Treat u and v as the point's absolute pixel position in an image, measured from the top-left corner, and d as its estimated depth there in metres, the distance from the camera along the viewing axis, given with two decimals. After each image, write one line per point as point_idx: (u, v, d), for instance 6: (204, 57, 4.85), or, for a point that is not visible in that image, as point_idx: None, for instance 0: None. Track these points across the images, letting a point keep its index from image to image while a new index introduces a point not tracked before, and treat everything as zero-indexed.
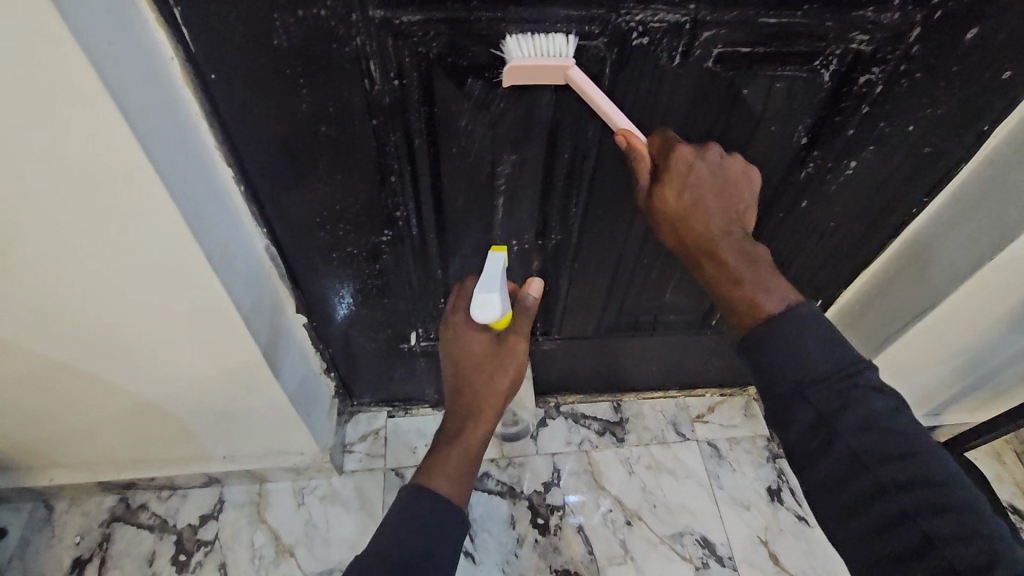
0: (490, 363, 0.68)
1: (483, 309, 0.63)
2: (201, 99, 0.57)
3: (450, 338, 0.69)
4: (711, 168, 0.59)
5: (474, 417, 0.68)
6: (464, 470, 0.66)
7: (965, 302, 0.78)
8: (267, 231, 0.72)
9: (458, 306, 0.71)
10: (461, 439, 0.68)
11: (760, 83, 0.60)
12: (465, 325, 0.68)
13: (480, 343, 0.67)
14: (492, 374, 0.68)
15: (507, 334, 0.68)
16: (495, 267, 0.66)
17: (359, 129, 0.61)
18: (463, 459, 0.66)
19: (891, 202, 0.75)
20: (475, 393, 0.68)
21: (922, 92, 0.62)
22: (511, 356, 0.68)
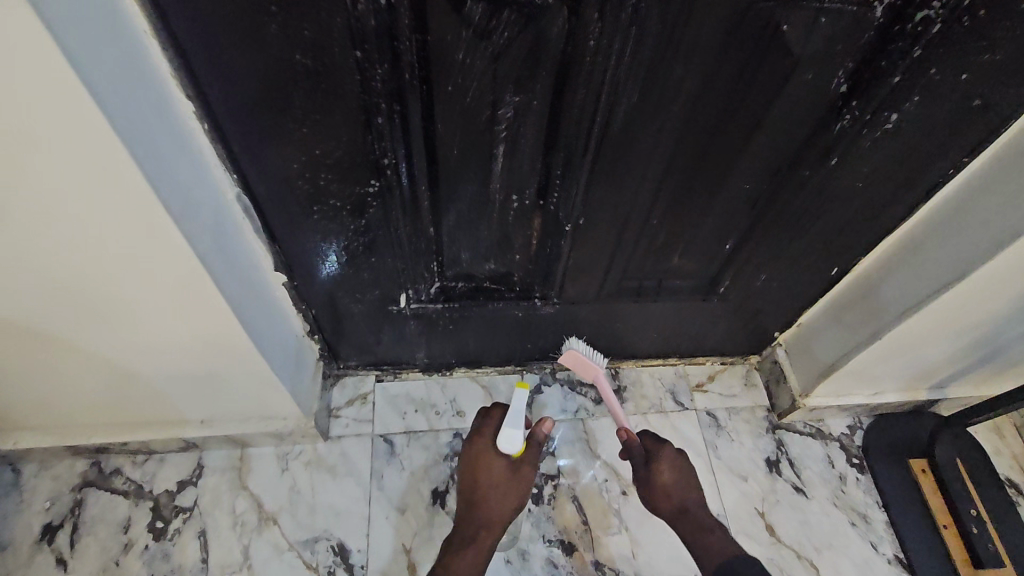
0: (505, 484, 0.82)
1: (507, 441, 0.79)
2: (152, 17, 0.48)
3: (476, 457, 0.84)
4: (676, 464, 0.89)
5: (487, 525, 0.81)
6: (477, 563, 0.79)
7: (996, 273, 0.72)
8: (239, 179, 0.64)
9: (483, 430, 0.85)
10: (475, 542, 0.80)
11: (803, 17, 0.52)
12: (489, 448, 0.83)
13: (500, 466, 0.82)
14: (505, 492, 0.82)
15: (521, 462, 0.83)
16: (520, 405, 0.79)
17: (340, 60, 0.52)
18: (477, 557, 0.79)
19: (926, 161, 0.69)
20: (490, 505, 0.82)
21: (984, 32, 0.54)
22: (521, 482, 0.82)
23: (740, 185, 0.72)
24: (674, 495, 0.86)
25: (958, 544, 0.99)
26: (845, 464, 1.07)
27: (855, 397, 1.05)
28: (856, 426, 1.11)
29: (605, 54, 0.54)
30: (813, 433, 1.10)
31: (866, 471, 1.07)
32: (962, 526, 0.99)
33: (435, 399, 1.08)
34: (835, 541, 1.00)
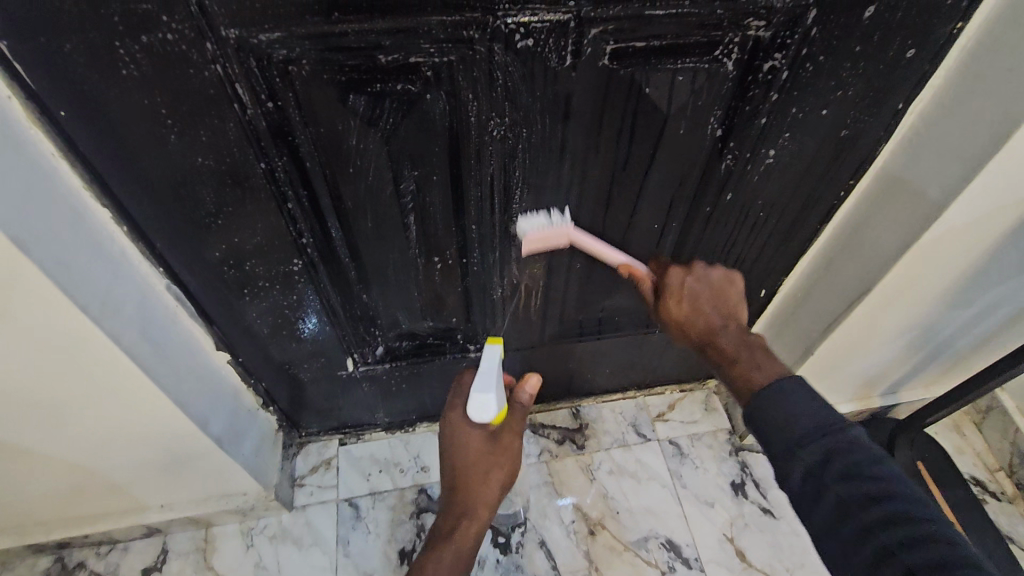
0: (485, 465, 0.71)
1: (478, 407, 0.70)
2: (56, 140, 0.51)
3: (449, 436, 0.73)
4: (699, 280, 0.68)
5: (470, 515, 0.71)
6: (459, 560, 0.70)
7: (898, 285, 0.76)
8: (164, 270, 0.67)
9: (456, 403, 0.75)
10: (457, 534, 0.70)
11: (661, 78, 0.57)
12: (460, 421, 0.73)
13: (477, 440, 0.72)
14: (485, 479, 0.71)
15: (504, 430, 0.73)
16: (489, 364, 0.72)
17: (241, 158, 0.57)
18: (458, 555, 0.70)
19: (817, 189, 0.73)
20: (472, 497, 0.71)
21: (830, 73, 0.59)
22: (504, 451, 0.72)
23: (650, 226, 0.76)
24: (689, 301, 0.67)
25: None
26: None
27: None
28: None
29: (488, 127, 0.59)
30: None
31: None
32: None
33: (399, 457, 1.09)
34: (806, 562, 1.00)
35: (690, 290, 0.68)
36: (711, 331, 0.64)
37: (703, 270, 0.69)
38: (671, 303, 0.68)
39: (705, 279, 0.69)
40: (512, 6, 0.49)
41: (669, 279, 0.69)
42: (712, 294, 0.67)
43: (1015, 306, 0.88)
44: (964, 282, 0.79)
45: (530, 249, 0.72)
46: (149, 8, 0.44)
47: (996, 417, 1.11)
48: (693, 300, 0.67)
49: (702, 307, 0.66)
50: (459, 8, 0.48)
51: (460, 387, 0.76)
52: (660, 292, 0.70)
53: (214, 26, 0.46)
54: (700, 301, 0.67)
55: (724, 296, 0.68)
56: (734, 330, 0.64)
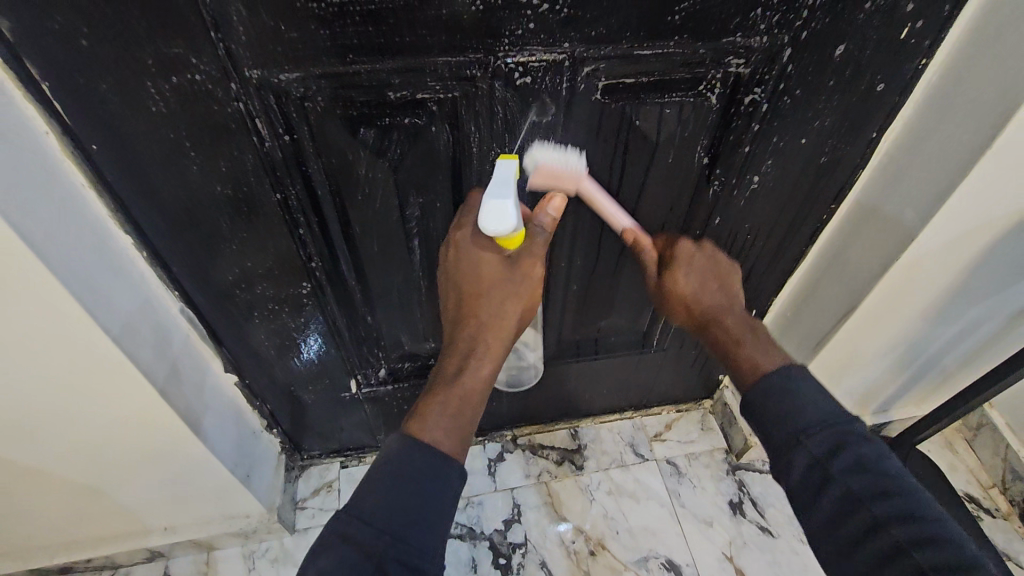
0: (501, 293, 0.61)
1: (493, 217, 0.55)
2: (86, 171, 0.55)
3: (455, 258, 0.63)
4: (708, 257, 0.67)
5: (481, 349, 0.61)
6: (464, 415, 0.57)
7: (881, 302, 0.79)
8: (179, 293, 0.70)
9: (465, 220, 0.63)
10: (464, 377, 0.59)
11: (650, 111, 0.62)
12: (472, 245, 0.61)
13: (490, 263, 0.61)
14: (503, 297, 0.61)
15: (522, 254, 0.60)
16: (506, 172, 0.57)
17: (257, 187, 0.60)
18: (462, 403, 0.58)
19: (801, 213, 0.77)
20: (485, 310, 0.61)
21: (807, 105, 0.64)
22: (525, 282, 0.61)
23: None
24: (693, 276, 0.65)
25: None
26: None
27: None
28: None
29: (489, 157, 0.63)
30: (772, 470, 1.13)
31: None
32: None
33: None
34: None
35: (698, 261, 0.66)
36: (716, 312, 0.63)
37: (712, 258, 0.67)
38: (673, 280, 0.66)
39: (711, 257, 0.68)
40: (511, 47, 0.53)
41: (675, 258, 0.67)
42: (716, 275, 0.66)
43: (996, 323, 0.91)
44: (945, 299, 0.82)
45: (538, 186, 0.62)
46: (178, 51, 0.48)
47: (987, 434, 1.13)
48: (699, 275, 0.65)
49: (705, 284, 0.65)
50: (463, 49, 0.53)
51: (467, 207, 0.64)
52: (668, 260, 0.67)
53: (237, 67, 0.50)
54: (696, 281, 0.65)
55: (725, 282, 0.66)
56: (736, 315, 0.63)
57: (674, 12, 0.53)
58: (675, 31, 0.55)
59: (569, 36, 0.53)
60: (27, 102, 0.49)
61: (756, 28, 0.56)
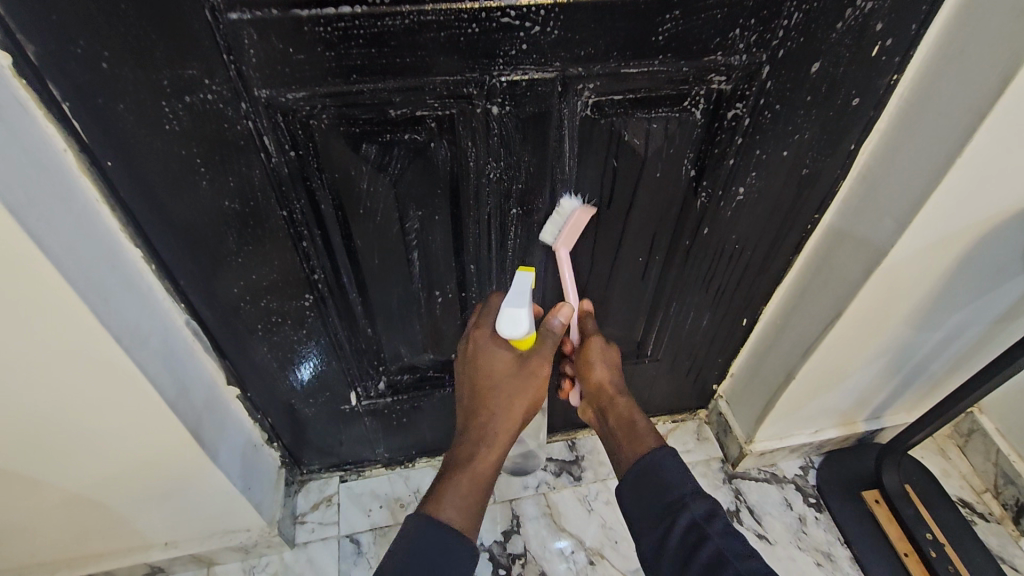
0: (511, 389, 0.66)
1: (509, 324, 0.65)
2: (101, 186, 0.57)
3: (472, 354, 0.69)
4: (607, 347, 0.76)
5: (490, 440, 0.66)
6: (474, 498, 0.63)
7: (866, 309, 0.82)
8: (185, 306, 0.72)
9: (481, 321, 0.70)
10: (473, 464, 0.65)
11: (637, 125, 0.65)
12: (488, 345, 0.68)
13: (503, 360, 0.67)
14: (513, 395, 0.66)
15: (531, 356, 0.67)
16: (523, 285, 0.67)
17: (264, 201, 0.63)
18: (473, 486, 0.64)
19: (785, 223, 0.81)
20: (496, 403, 0.67)
21: (787, 120, 0.67)
22: (534, 380, 0.66)
23: (635, 259, 0.82)
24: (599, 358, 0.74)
25: (920, 569, 1.00)
26: (803, 505, 1.11)
27: (797, 437, 1.11)
28: (808, 466, 1.16)
29: (485, 171, 0.66)
30: (768, 479, 1.15)
31: (825, 510, 1.11)
32: (922, 552, 1.01)
33: (399, 492, 1.12)
34: None
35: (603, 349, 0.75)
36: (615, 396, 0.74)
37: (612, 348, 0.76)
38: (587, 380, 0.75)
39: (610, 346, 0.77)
40: (506, 67, 0.57)
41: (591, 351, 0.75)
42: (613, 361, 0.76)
43: (980, 327, 0.93)
44: (928, 305, 0.85)
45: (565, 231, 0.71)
46: (193, 73, 0.51)
47: (978, 439, 1.15)
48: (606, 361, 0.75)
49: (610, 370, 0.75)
50: (460, 69, 0.56)
51: (487, 307, 0.72)
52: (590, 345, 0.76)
53: (248, 87, 0.53)
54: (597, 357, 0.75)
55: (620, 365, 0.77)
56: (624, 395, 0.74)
57: (658, 33, 0.57)
58: (660, 50, 0.58)
59: (560, 56, 0.57)
60: (47, 122, 0.52)
61: (736, 47, 0.60)
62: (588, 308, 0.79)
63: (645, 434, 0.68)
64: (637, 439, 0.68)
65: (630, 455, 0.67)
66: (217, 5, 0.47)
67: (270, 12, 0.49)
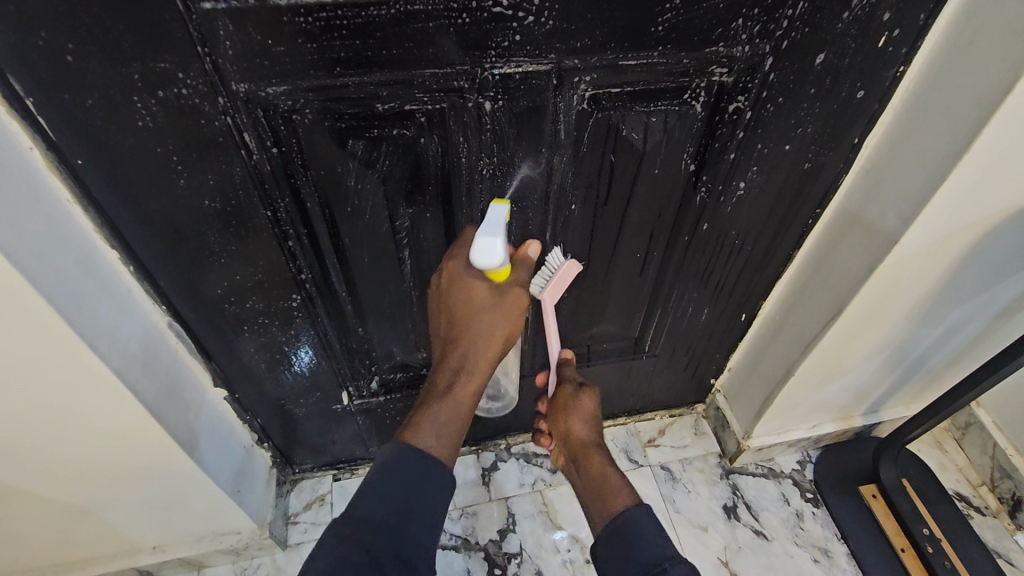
0: (489, 318, 0.64)
1: (484, 253, 0.59)
2: (72, 186, 0.54)
3: (448, 278, 0.65)
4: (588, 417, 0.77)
5: (469, 367, 0.66)
6: (454, 424, 0.64)
7: (868, 305, 0.80)
8: (167, 308, 0.69)
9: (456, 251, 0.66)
10: (453, 393, 0.65)
11: (635, 119, 0.62)
12: (463, 273, 0.64)
13: (480, 289, 0.63)
14: (489, 326, 0.65)
15: (507, 288, 0.64)
16: (499, 214, 0.60)
17: (246, 200, 0.60)
18: (453, 413, 0.64)
19: (786, 218, 0.79)
20: (472, 334, 0.65)
21: (790, 112, 0.65)
22: (508, 310, 0.65)
23: (633, 255, 0.80)
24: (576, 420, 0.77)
25: (916, 565, 1.00)
26: (800, 500, 1.10)
27: (795, 432, 1.10)
28: (805, 460, 1.16)
29: (477, 167, 0.63)
30: (765, 474, 1.14)
31: (822, 505, 1.10)
32: (918, 547, 1.01)
33: None
34: None
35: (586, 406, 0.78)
36: (590, 447, 0.75)
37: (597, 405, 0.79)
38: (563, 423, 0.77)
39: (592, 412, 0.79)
40: (499, 58, 0.54)
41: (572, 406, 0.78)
42: (593, 417, 0.78)
43: (981, 322, 0.92)
44: (930, 301, 0.83)
45: None
46: (165, 66, 0.48)
47: (975, 432, 1.14)
48: (586, 424, 0.77)
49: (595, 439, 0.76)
50: (450, 61, 0.53)
51: (462, 241, 0.67)
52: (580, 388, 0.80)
53: (225, 80, 0.50)
54: (580, 415, 0.77)
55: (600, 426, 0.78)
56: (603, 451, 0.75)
57: (658, 22, 0.54)
58: (659, 41, 0.56)
59: (555, 47, 0.54)
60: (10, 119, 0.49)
61: (738, 37, 0.57)
62: (575, 272, 0.75)
63: (622, 496, 0.68)
64: (612, 496, 0.68)
65: (606, 515, 0.67)
66: None
67: (245, 1, 0.45)
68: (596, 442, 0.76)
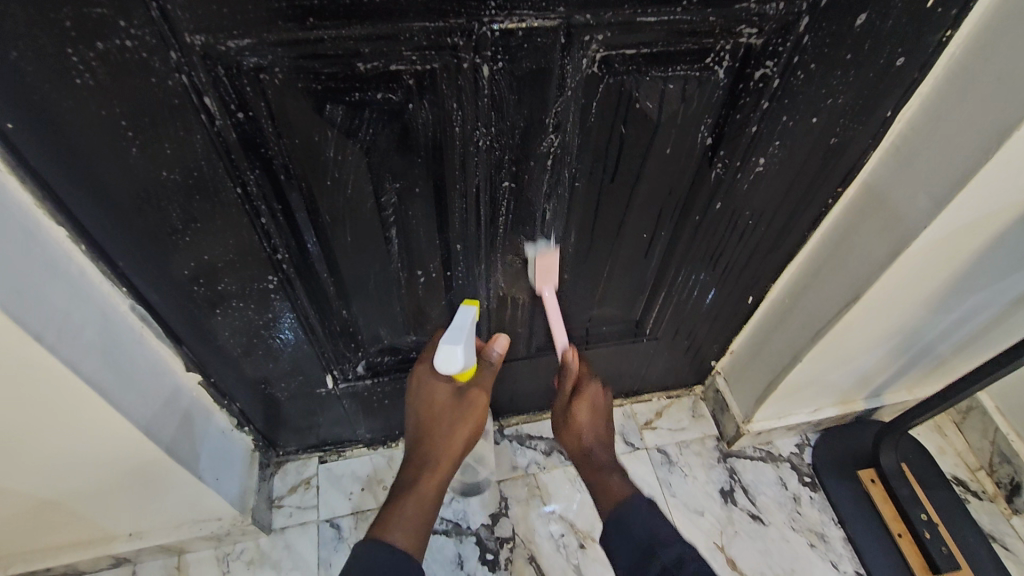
0: (452, 413, 0.67)
1: (446, 357, 0.63)
2: (4, 155, 0.47)
3: (416, 389, 0.70)
4: (595, 420, 0.72)
5: (435, 462, 0.65)
6: (421, 520, 0.61)
7: (886, 291, 0.75)
8: (129, 290, 0.62)
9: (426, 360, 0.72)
10: (419, 485, 0.63)
11: (651, 86, 0.55)
12: (429, 378, 0.69)
13: (443, 390, 0.68)
14: (454, 423, 0.67)
15: (471, 386, 0.68)
16: (463, 320, 0.66)
17: (210, 171, 0.53)
18: (420, 510, 0.61)
19: (805, 197, 0.73)
20: (438, 433, 0.67)
21: (822, 80, 0.58)
22: (470, 409, 0.67)
23: (639, 235, 0.75)
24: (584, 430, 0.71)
25: (913, 550, 0.99)
26: (797, 484, 1.09)
27: (796, 417, 1.07)
28: (804, 444, 1.13)
29: (473, 138, 0.56)
30: (763, 457, 1.12)
31: (819, 489, 1.08)
32: (915, 533, 1.00)
33: (382, 474, 1.06)
34: (796, 568, 0.99)
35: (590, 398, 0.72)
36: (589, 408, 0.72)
37: (605, 399, 0.73)
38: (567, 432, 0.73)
39: (604, 424, 0.72)
40: (499, 11, 0.46)
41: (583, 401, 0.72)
42: (597, 412, 0.72)
43: (997, 308, 0.88)
44: (951, 286, 0.79)
45: None
46: (103, 12, 0.40)
47: (977, 417, 1.12)
48: (588, 407, 0.72)
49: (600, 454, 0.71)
50: (442, 13, 0.46)
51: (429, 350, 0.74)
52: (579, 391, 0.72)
53: (177, 31, 0.42)
54: (587, 418, 0.72)
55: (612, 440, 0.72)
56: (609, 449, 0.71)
57: None
58: None
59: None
60: None
61: None
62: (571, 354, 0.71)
63: (619, 487, 0.66)
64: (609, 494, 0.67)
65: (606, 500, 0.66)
66: None
67: None
68: (592, 436, 0.72)
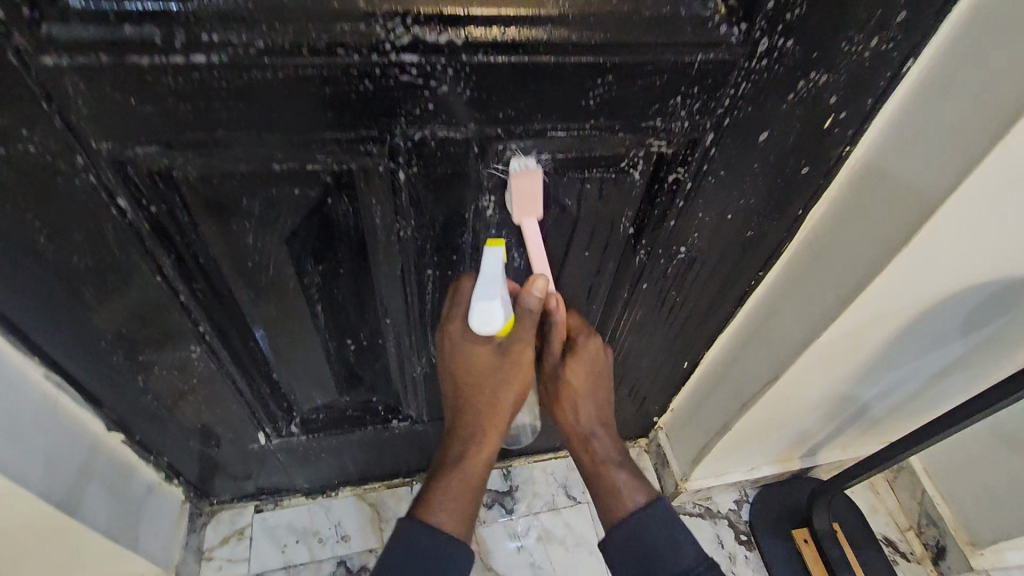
0: (494, 378, 0.58)
1: (482, 315, 0.55)
2: None
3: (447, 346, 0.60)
4: (596, 400, 0.65)
5: (478, 436, 0.60)
6: (467, 499, 0.58)
7: (805, 372, 0.78)
8: (41, 359, 0.62)
9: (453, 312, 0.59)
10: (462, 461, 0.59)
11: (567, 185, 0.57)
12: (461, 337, 0.58)
13: (482, 353, 0.57)
14: (496, 391, 0.58)
15: (512, 343, 0.57)
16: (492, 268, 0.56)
17: (123, 258, 0.53)
18: (465, 487, 0.58)
19: (728, 278, 0.76)
20: (478, 404, 0.59)
21: (733, 184, 0.61)
22: (517, 369, 0.58)
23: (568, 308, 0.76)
24: (582, 416, 0.65)
25: None
26: (733, 543, 1.11)
27: (732, 475, 1.10)
28: (742, 500, 1.16)
29: (394, 229, 0.57)
30: (702, 513, 1.14)
31: (755, 548, 1.11)
32: None
33: (319, 525, 1.06)
34: None
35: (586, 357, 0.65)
36: (601, 412, 0.66)
37: (603, 358, 0.66)
38: (562, 414, 0.67)
39: (603, 406, 0.66)
40: (410, 124, 0.48)
41: (576, 369, 0.64)
42: (596, 385, 0.65)
43: (918, 382, 0.91)
44: (869, 365, 0.82)
45: None
46: (5, 123, 0.41)
47: (907, 478, 1.16)
48: (594, 399, 0.65)
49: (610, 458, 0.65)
50: (354, 126, 0.47)
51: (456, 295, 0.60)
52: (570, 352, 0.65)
53: (83, 139, 0.43)
54: (586, 397, 0.65)
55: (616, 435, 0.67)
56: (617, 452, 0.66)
57: (588, 97, 0.49)
58: (590, 114, 0.51)
59: (474, 117, 0.49)
60: None
61: (676, 113, 0.53)
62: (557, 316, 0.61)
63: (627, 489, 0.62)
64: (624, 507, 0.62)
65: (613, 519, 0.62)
66: (23, 48, 0.37)
67: (96, 59, 0.38)
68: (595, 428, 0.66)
